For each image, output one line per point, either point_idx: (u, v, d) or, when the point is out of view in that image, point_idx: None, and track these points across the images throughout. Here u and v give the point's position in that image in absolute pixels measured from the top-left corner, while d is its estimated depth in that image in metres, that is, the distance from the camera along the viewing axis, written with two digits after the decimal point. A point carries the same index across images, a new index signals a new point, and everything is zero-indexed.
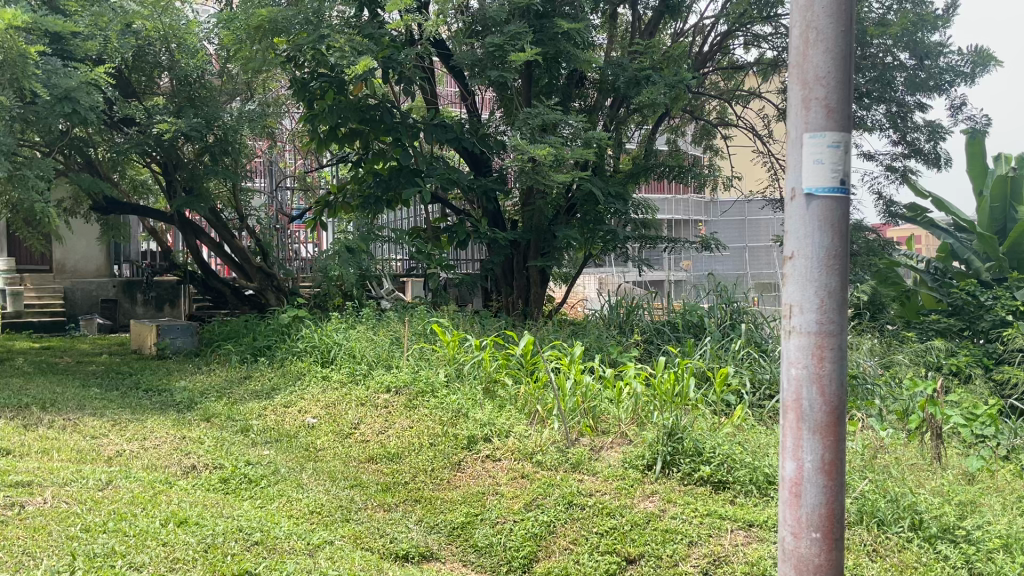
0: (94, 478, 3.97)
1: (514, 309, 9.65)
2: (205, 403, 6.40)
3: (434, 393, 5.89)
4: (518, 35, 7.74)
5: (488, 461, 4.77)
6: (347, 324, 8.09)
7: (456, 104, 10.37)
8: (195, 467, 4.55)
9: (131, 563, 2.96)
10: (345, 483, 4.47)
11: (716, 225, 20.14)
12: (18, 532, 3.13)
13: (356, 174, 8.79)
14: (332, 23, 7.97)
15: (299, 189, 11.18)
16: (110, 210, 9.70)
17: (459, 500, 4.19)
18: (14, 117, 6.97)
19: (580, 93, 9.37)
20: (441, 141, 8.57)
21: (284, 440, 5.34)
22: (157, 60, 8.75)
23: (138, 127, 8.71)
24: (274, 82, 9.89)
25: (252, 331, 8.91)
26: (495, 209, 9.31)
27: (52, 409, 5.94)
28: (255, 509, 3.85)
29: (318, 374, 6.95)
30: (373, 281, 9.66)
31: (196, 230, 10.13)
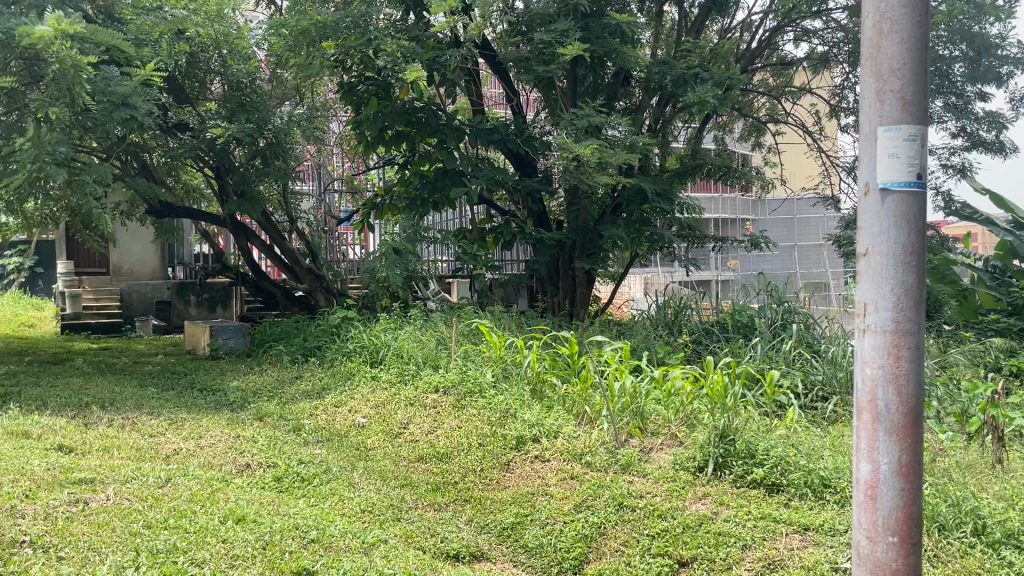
0: (154, 475, 4.06)
1: (559, 310, 9.64)
2: (257, 402, 6.51)
3: (482, 393, 5.91)
4: (566, 35, 7.71)
5: (537, 462, 4.77)
6: (395, 325, 8.16)
7: (502, 105, 10.41)
8: (249, 466, 4.62)
9: (193, 559, 3.03)
10: (396, 482, 4.51)
11: (765, 224, 19.83)
12: (83, 527, 3.21)
13: (402, 177, 8.86)
14: (379, 27, 8.04)
15: (347, 191, 11.32)
16: (166, 214, 9.93)
17: (509, 500, 4.20)
18: (73, 124, 7.16)
19: (626, 92, 9.33)
20: (487, 143, 8.60)
21: (335, 439, 5.40)
22: (210, 66, 8.93)
23: (191, 132, 8.89)
24: (322, 87, 10.03)
25: (303, 332, 9.04)
26: (541, 209, 9.30)
27: (111, 408, 6.10)
28: (309, 507, 3.90)
29: (367, 375, 7.01)
30: (419, 282, 9.73)
31: (248, 233, 10.31)
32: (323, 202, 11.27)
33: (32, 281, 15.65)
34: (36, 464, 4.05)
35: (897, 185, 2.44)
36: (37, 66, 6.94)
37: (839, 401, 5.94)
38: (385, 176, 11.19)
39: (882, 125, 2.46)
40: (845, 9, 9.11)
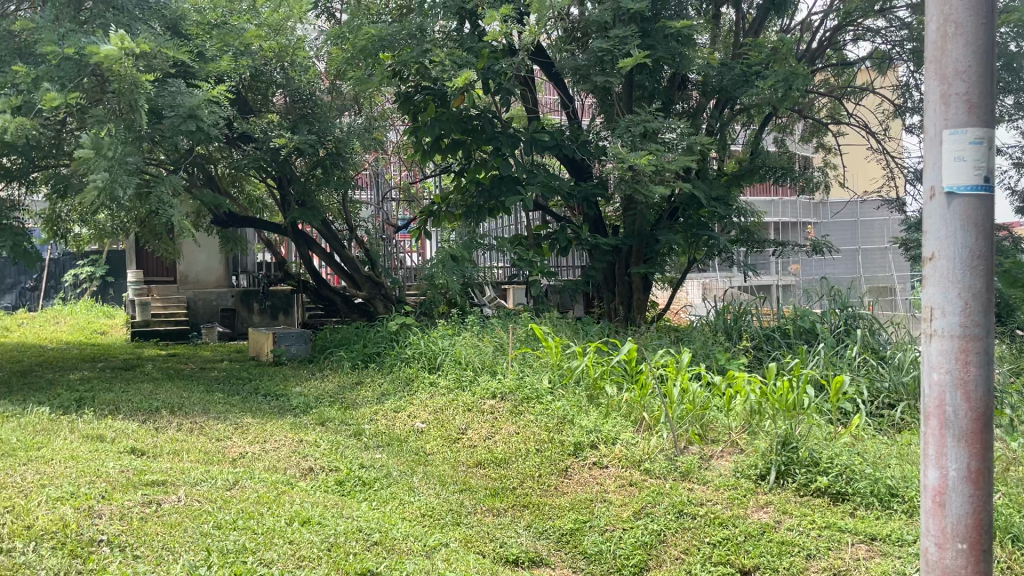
0: (223, 478, 4.18)
1: (616, 316, 9.61)
2: (319, 407, 6.63)
3: (539, 400, 5.91)
4: (623, 40, 7.68)
5: (595, 468, 4.76)
6: (453, 330, 8.23)
7: (558, 111, 10.42)
8: (312, 470, 4.71)
9: (261, 559, 3.11)
10: (455, 487, 4.56)
11: (828, 227, 19.40)
12: (158, 527, 3.32)
13: (459, 184, 8.94)
14: (435, 37, 8.14)
15: (404, 199, 11.47)
16: (230, 225, 10.21)
17: (567, 507, 4.20)
18: (141, 139, 7.41)
19: (684, 96, 9.24)
20: (542, 149, 8.63)
21: (395, 444, 5.48)
22: (272, 79, 9.17)
23: (255, 144, 9.12)
24: (380, 97, 10.19)
25: (362, 339, 9.18)
26: (597, 215, 9.29)
27: (180, 413, 6.29)
28: (372, 510, 3.97)
29: (425, 381, 7.08)
30: (475, 289, 9.80)
31: (309, 241, 10.53)
32: (381, 211, 11.43)
33: (103, 290, 16.20)
34: (111, 466, 4.21)
35: (962, 189, 2.38)
36: (107, 83, 7.21)
37: (907, 409, 5.78)
38: (442, 184, 11.30)
39: (946, 128, 2.41)
40: (909, 6, 8.89)
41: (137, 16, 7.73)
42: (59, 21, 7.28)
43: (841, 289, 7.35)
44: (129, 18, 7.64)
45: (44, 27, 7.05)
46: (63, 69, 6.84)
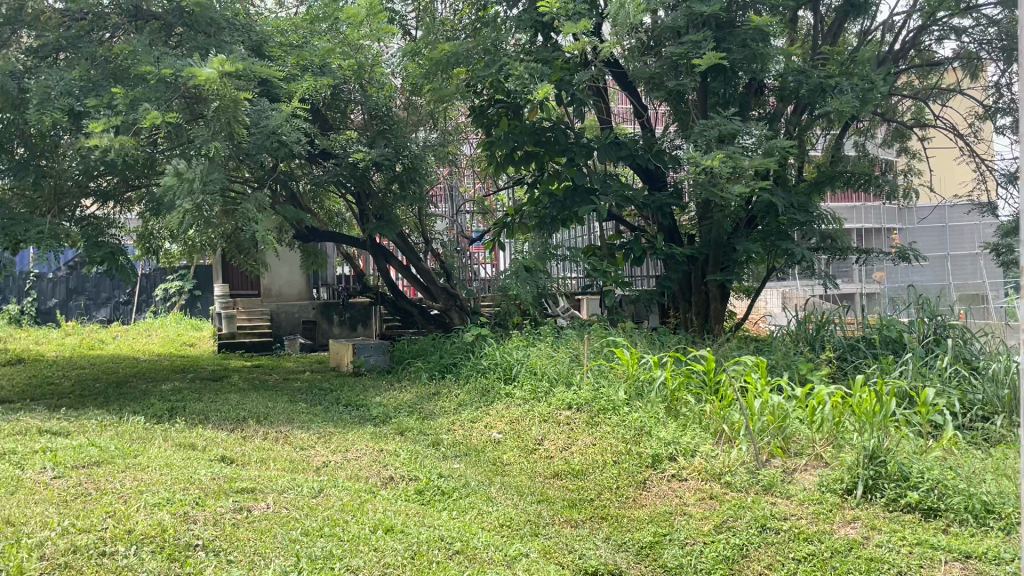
0: (308, 486, 4.29)
1: (692, 326, 9.49)
2: (398, 417, 6.75)
3: (616, 411, 5.88)
4: (697, 47, 7.61)
5: (674, 481, 4.70)
6: (528, 342, 8.26)
7: (631, 120, 10.38)
8: (393, 479, 4.79)
9: (348, 566, 3.19)
10: (532, 498, 4.57)
11: (913, 233, 18.73)
12: (249, 533, 3.44)
13: (532, 196, 8.97)
14: (510, 51, 8.21)
15: (478, 212, 11.57)
16: (311, 239, 10.48)
17: (646, 519, 4.16)
18: (229, 157, 7.68)
19: (760, 102, 9.08)
20: (615, 159, 8.61)
21: (472, 454, 5.54)
22: (351, 97, 9.39)
23: (335, 160, 9.36)
24: (454, 111, 10.33)
25: (439, 350, 9.30)
26: (671, 224, 9.18)
27: (266, 422, 6.49)
28: (452, 519, 4.02)
29: (502, 392, 7.11)
30: (549, 299, 9.81)
31: (386, 254, 10.73)
32: (456, 223, 11.54)
33: (191, 304, 16.85)
34: (203, 473, 4.38)
35: None
36: (197, 103, 7.51)
37: (1004, 422, 5.54)
38: (516, 196, 11.36)
39: None
40: (1000, 2, 8.55)
41: (224, 39, 8.03)
42: (154, 47, 7.63)
43: (930, 297, 7.10)
44: (217, 41, 7.94)
45: (141, 51, 7.39)
46: (159, 91, 7.16)
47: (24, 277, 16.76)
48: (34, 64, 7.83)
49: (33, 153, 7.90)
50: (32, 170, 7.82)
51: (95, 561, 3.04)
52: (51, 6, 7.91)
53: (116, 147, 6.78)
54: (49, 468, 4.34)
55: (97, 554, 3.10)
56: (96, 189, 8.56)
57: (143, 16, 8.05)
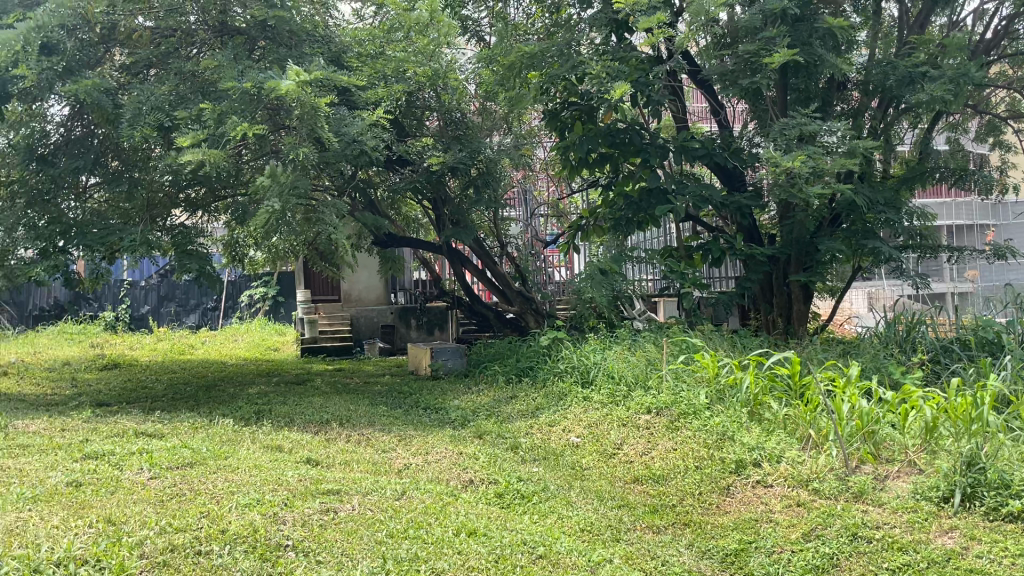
0: (393, 488, 4.35)
1: (775, 328, 9.25)
2: (477, 420, 6.80)
3: (696, 415, 5.77)
4: (776, 42, 7.43)
5: (759, 487, 4.59)
6: (604, 345, 8.20)
7: (707, 119, 10.22)
8: (472, 481, 4.83)
9: (433, 568, 3.23)
10: (612, 503, 4.53)
11: (1008, 230, 17.87)
12: (336, 534, 3.51)
13: (607, 198, 8.91)
14: (584, 53, 8.18)
15: (553, 215, 11.53)
16: (389, 245, 10.66)
17: (730, 526, 4.08)
18: (311, 165, 7.86)
19: (842, 97, 8.81)
20: (692, 159, 8.47)
21: (551, 457, 5.53)
22: (427, 104, 9.51)
23: (412, 166, 9.50)
24: (528, 115, 10.35)
25: (516, 353, 9.32)
26: (751, 224, 8.97)
27: (348, 425, 6.62)
28: (534, 524, 4.02)
29: (579, 396, 7.08)
30: (626, 302, 9.72)
31: (462, 258, 10.84)
32: (530, 227, 11.55)
33: (275, 310, 17.35)
34: (291, 475, 4.48)
35: None
36: (279, 113, 7.71)
37: None
38: (591, 199, 11.31)
39: None
40: None
41: (304, 51, 8.23)
42: (238, 61, 7.88)
43: None
44: (298, 53, 8.14)
45: (227, 66, 7.64)
46: (244, 103, 7.39)
47: (119, 285, 17.53)
48: (127, 80, 8.17)
49: (127, 167, 8.40)
50: (127, 179, 8.30)
51: (192, 560, 3.15)
52: (143, 24, 8.26)
53: (203, 159, 7.02)
54: (145, 469, 4.52)
55: (194, 553, 3.20)
56: (185, 199, 8.92)
57: (229, 31, 8.32)
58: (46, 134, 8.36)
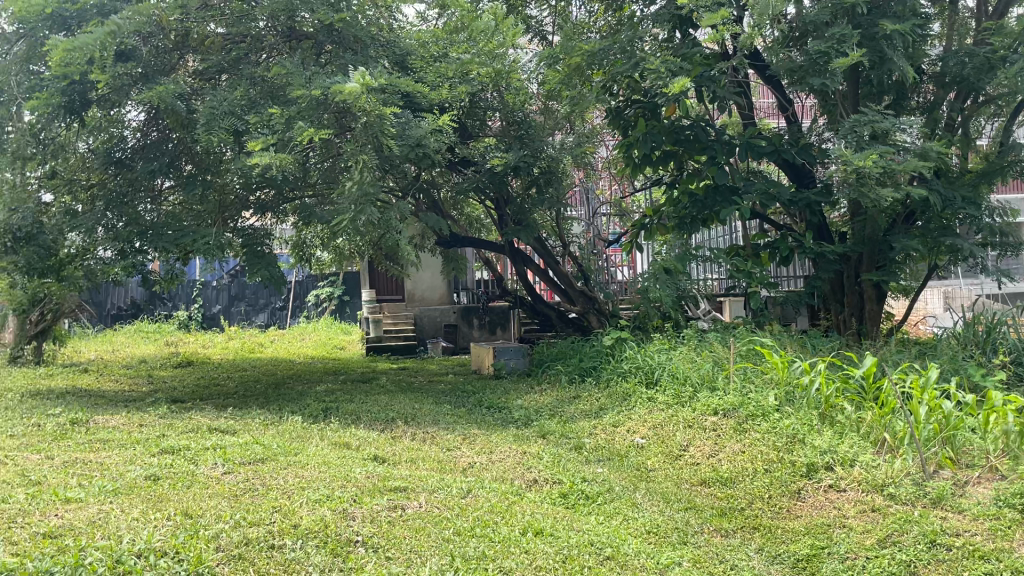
0: (459, 486, 4.37)
1: (846, 328, 9.00)
2: (540, 420, 6.78)
3: (766, 417, 5.65)
4: (845, 37, 7.25)
5: (831, 492, 4.47)
6: (669, 345, 8.11)
7: (776, 115, 10.00)
8: (537, 481, 4.82)
9: (501, 567, 3.24)
10: (679, 505, 4.47)
11: None
12: (405, 531, 3.54)
13: (671, 196, 8.80)
14: (647, 50, 8.11)
15: (616, 214, 11.40)
16: (452, 245, 10.72)
17: (802, 532, 3.99)
18: (377, 167, 7.97)
19: (917, 90, 8.53)
20: (759, 156, 8.31)
21: (616, 458, 5.49)
22: (490, 104, 9.55)
23: (476, 166, 9.55)
24: (591, 113, 10.30)
25: (579, 353, 9.28)
26: (821, 222, 8.75)
27: (413, 423, 6.69)
28: (600, 524, 4.00)
29: (644, 396, 7.01)
30: (690, 302, 9.59)
31: (524, 258, 10.82)
32: (592, 226, 11.48)
33: (340, 309, 17.65)
34: (359, 472, 4.55)
35: None
36: (345, 116, 7.84)
37: None
38: (654, 197, 11.18)
39: None
40: None
41: (369, 55, 8.35)
42: (307, 65, 8.05)
43: None
44: (363, 57, 8.27)
45: (296, 71, 7.81)
46: (312, 108, 7.53)
47: (191, 285, 18.08)
48: (200, 85, 8.39)
49: (200, 170, 8.46)
50: (199, 182, 8.41)
51: (266, 553, 3.21)
52: (215, 31, 8.47)
53: (272, 161, 7.17)
54: (220, 464, 4.65)
55: (268, 547, 3.27)
56: (255, 202, 9.05)
57: (297, 36, 8.48)
58: (124, 139, 8.74)
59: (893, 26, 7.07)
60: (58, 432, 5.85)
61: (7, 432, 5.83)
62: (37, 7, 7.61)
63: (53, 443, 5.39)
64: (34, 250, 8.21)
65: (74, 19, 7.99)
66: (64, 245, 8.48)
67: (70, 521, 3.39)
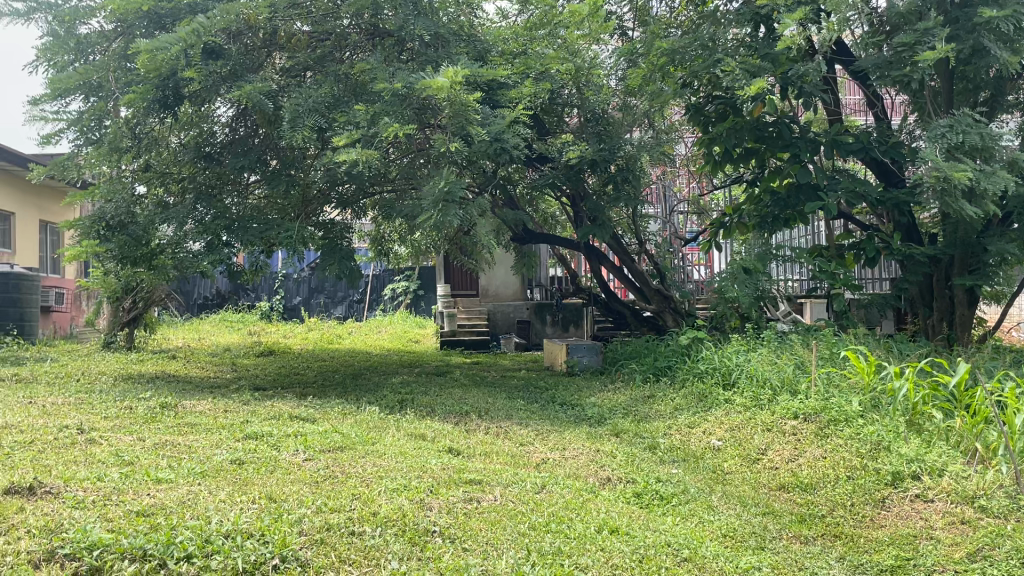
0: (532, 481, 4.38)
1: (936, 334, 8.66)
2: (614, 419, 6.74)
3: (849, 423, 5.47)
4: (933, 32, 6.97)
5: (919, 502, 4.30)
6: (748, 346, 7.93)
7: (863, 111, 9.69)
8: (611, 479, 4.78)
9: (577, 563, 3.23)
10: (757, 509, 4.38)
11: None
12: (481, 523, 3.57)
13: (751, 195, 8.60)
14: (730, 46, 7.95)
15: (694, 213, 11.23)
16: (527, 241, 10.75)
17: (886, 541, 3.86)
18: (456, 162, 8.03)
19: (1016, 85, 8.14)
20: (846, 154, 8.06)
21: (691, 460, 5.41)
22: (569, 100, 9.53)
23: (553, 163, 9.54)
24: (670, 109, 10.16)
25: (654, 352, 9.18)
26: (910, 223, 8.44)
27: (486, 417, 6.73)
28: (677, 525, 3.94)
29: (720, 398, 6.87)
30: (770, 303, 9.37)
31: (599, 255, 10.76)
32: (668, 224, 11.32)
33: (415, 303, 17.85)
34: (435, 463, 4.60)
35: None
36: (425, 113, 7.93)
37: None
38: (734, 196, 10.97)
39: None
40: None
41: (451, 51, 8.43)
42: (390, 62, 8.17)
43: None
44: (444, 54, 8.35)
45: (378, 68, 7.94)
46: (394, 103, 7.65)
47: (273, 277, 18.68)
48: (287, 81, 8.59)
49: (284, 165, 8.69)
50: (283, 178, 8.63)
51: (347, 539, 3.28)
52: (301, 29, 8.66)
53: (356, 156, 7.31)
54: (301, 451, 4.77)
55: (348, 533, 3.34)
56: (336, 197, 9.16)
57: (380, 33, 8.60)
58: (213, 134, 9.04)
59: (991, 19, 6.76)
60: (148, 415, 6.10)
61: (102, 413, 6.11)
62: (136, 6, 7.88)
63: (144, 426, 5.63)
64: (126, 239, 8.56)
65: (170, 17, 8.27)
66: (157, 235, 8.73)
67: (162, 501, 3.53)
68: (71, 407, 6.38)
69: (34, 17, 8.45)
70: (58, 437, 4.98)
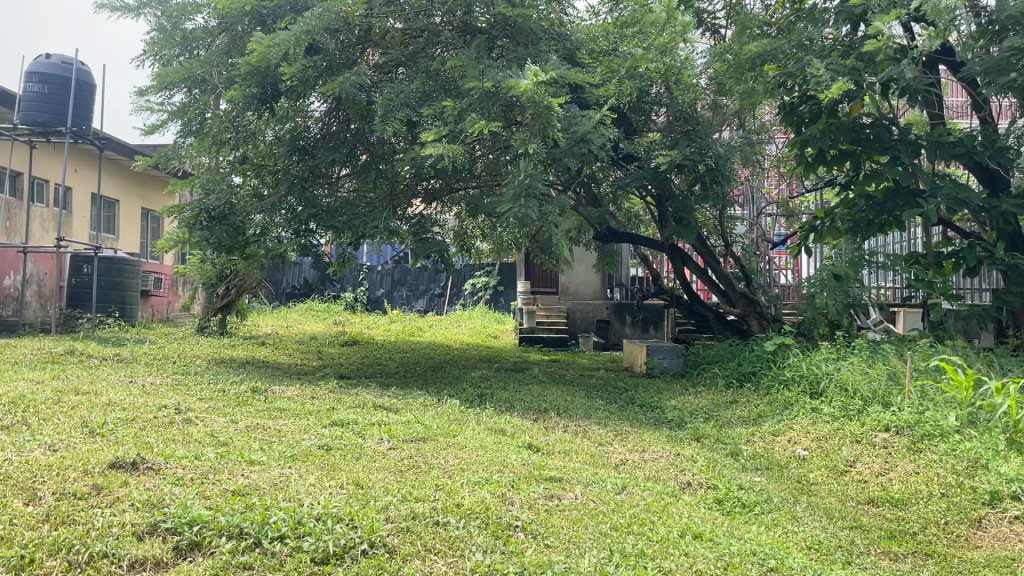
0: (613, 482, 4.36)
1: None
2: (694, 423, 6.65)
3: (944, 438, 5.26)
4: None
5: (1018, 524, 4.10)
6: (838, 354, 7.70)
7: (967, 113, 9.28)
8: (691, 484, 4.71)
9: (661, 567, 3.19)
10: (844, 523, 4.26)
11: None
12: (563, 520, 3.58)
13: (845, 198, 8.32)
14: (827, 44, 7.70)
15: (783, 215, 10.95)
16: (610, 241, 10.67)
17: (982, 563, 3.70)
18: (540, 160, 8.05)
19: None
20: (947, 159, 7.74)
21: (775, 468, 5.28)
22: (657, 99, 9.41)
23: (639, 162, 9.44)
24: (762, 109, 9.93)
25: (738, 357, 9.00)
26: (1016, 231, 8.03)
27: (565, 415, 6.72)
28: (762, 534, 3.87)
29: (807, 407, 6.68)
30: (861, 310, 9.06)
31: (683, 256, 10.60)
32: (755, 226, 11.09)
33: (495, 298, 17.98)
34: (515, 458, 4.63)
35: None
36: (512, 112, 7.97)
37: None
38: (826, 199, 10.65)
39: None
40: None
41: (540, 48, 8.44)
42: (480, 59, 8.22)
43: None
44: (535, 50, 8.36)
45: (468, 65, 8.01)
46: (482, 100, 7.71)
47: (358, 269, 19.12)
48: (380, 78, 8.76)
49: (373, 160, 8.84)
50: (373, 173, 8.80)
51: (431, 529, 3.33)
52: (395, 27, 8.81)
53: (443, 153, 7.39)
54: (385, 440, 4.87)
55: (433, 523, 3.39)
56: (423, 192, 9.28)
57: (471, 31, 8.67)
58: (307, 128, 9.30)
59: None
60: (241, 399, 6.32)
61: (198, 395, 6.38)
62: (239, 4, 8.16)
63: (236, 409, 5.84)
64: (224, 229, 8.89)
65: (271, 15, 8.54)
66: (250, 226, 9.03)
67: (256, 482, 3.66)
68: (169, 388, 6.67)
69: (143, 11, 8.75)
70: (158, 416, 5.22)
